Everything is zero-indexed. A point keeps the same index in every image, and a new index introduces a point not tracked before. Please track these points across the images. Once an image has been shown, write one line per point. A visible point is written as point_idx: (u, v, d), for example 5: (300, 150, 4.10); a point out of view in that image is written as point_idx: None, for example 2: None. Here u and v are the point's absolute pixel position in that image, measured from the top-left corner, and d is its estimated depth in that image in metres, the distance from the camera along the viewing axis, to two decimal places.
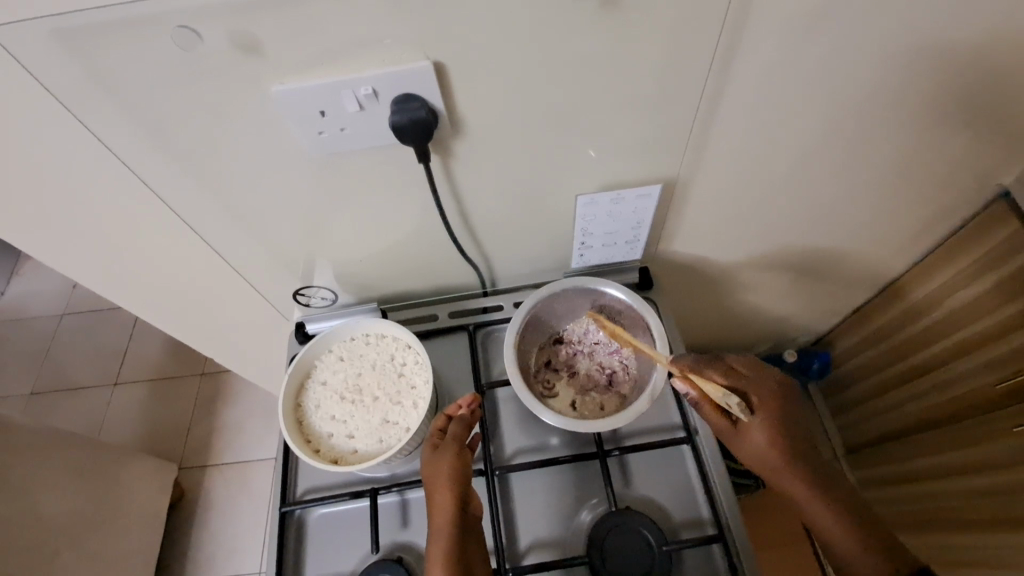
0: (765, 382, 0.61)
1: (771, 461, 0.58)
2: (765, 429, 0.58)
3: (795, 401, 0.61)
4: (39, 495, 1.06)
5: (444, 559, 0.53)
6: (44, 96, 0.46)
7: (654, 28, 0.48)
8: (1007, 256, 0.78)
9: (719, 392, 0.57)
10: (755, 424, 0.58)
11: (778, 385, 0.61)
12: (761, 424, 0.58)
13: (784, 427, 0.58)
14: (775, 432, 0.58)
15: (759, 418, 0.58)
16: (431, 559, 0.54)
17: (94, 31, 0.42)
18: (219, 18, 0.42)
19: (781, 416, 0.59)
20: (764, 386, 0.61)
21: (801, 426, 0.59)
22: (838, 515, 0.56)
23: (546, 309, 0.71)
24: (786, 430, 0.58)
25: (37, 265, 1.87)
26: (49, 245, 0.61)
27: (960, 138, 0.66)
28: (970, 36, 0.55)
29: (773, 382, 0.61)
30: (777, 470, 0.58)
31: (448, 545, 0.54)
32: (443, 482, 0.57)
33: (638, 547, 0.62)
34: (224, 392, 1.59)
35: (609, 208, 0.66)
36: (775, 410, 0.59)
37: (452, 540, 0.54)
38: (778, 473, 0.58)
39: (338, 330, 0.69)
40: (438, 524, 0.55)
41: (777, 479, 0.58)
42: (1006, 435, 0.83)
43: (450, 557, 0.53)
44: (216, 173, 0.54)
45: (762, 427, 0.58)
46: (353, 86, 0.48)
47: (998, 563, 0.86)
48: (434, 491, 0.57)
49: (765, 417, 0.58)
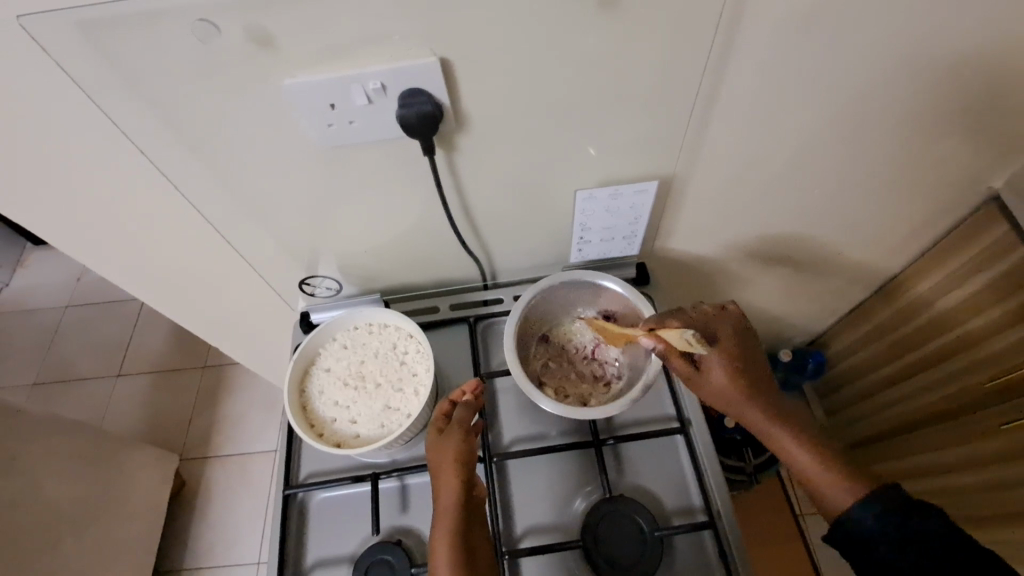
0: (724, 321, 0.63)
1: (732, 396, 0.59)
2: (725, 365, 0.60)
3: (750, 341, 0.63)
4: (41, 481, 1.08)
5: (448, 541, 0.54)
6: (67, 85, 0.48)
7: (653, 28, 0.50)
8: (996, 258, 0.80)
9: (680, 335, 0.59)
10: (714, 363, 0.60)
11: (733, 329, 0.63)
12: (721, 362, 0.60)
13: (739, 362, 0.60)
14: (734, 369, 0.60)
15: (719, 357, 0.60)
16: (435, 541, 0.55)
17: (114, 23, 0.44)
18: (236, 13, 0.44)
19: (738, 354, 0.61)
20: (721, 328, 0.62)
21: (754, 362, 0.61)
22: (804, 444, 0.57)
23: (546, 300, 0.73)
24: (743, 367, 0.60)
25: (43, 258, 1.89)
26: (63, 230, 0.62)
27: (946, 142, 0.68)
28: (955, 42, 0.56)
29: (730, 325, 0.63)
30: (739, 403, 0.59)
31: (451, 530, 0.55)
32: (450, 465, 0.59)
33: (630, 532, 0.64)
34: (226, 384, 1.60)
35: (608, 203, 0.68)
36: (733, 349, 0.61)
37: (456, 525, 0.56)
38: (741, 407, 0.59)
39: (342, 319, 0.71)
40: (443, 506, 0.57)
41: (742, 412, 0.60)
42: (993, 433, 0.85)
43: (456, 539, 0.55)
44: (226, 162, 0.56)
45: (721, 363, 0.60)
46: (361, 80, 0.50)
47: None
48: (440, 476, 0.59)
49: (723, 355, 0.60)
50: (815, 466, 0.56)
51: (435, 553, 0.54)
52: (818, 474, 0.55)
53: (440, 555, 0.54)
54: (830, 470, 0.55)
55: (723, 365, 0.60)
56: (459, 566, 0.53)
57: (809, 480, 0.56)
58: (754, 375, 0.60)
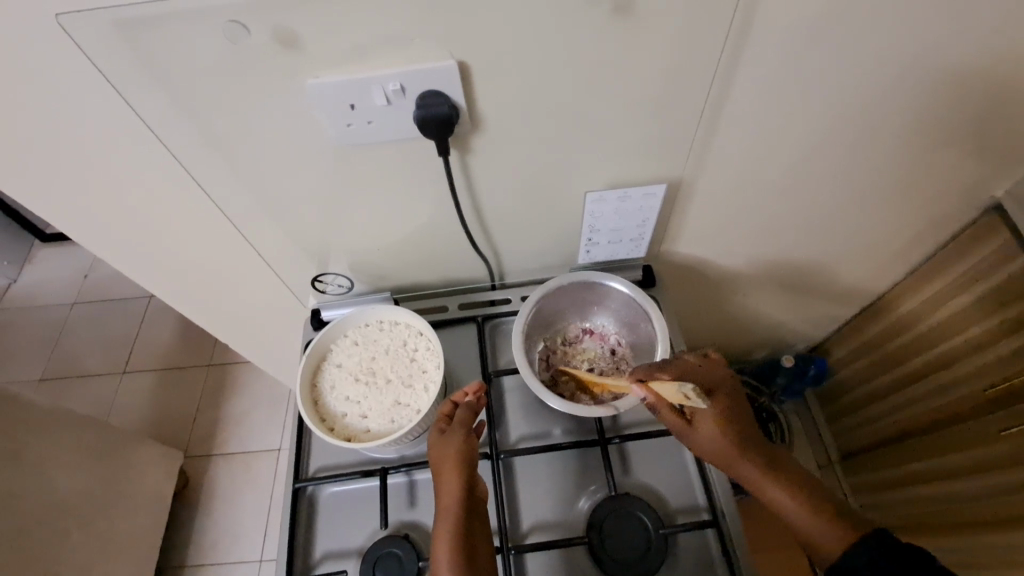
0: (716, 376, 0.63)
1: (722, 450, 0.59)
2: (717, 418, 0.60)
3: (742, 395, 0.62)
4: (47, 473, 1.09)
5: (450, 539, 0.55)
6: (98, 81, 0.49)
7: (663, 34, 0.51)
8: (997, 267, 0.81)
9: (675, 387, 0.58)
10: (706, 416, 0.60)
11: (726, 381, 0.62)
12: (712, 415, 0.60)
13: (732, 415, 0.60)
14: (725, 422, 0.59)
15: (711, 411, 0.60)
16: (437, 540, 0.55)
17: (145, 23, 0.45)
18: (263, 14, 0.45)
19: (731, 406, 0.61)
20: (714, 380, 0.62)
21: (747, 416, 0.61)
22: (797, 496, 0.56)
23: (558, 299, 0.74)
24: (736, 420, 0.60)
25: (52, 254, 1.91)
26: (83, 222, 0.64)
27: (953, 149, 0.69)
28: (960, 52, 0.58)
29: (722, 376, 0.63)
30: (729, 458, 0.59)
31: (453, 528, 0.55)
32: (451, 464, 0.59)
33: (634, 529, 0.65)
34: (231, 382, 1.62)
35: (616, 205, 0.69)
36: (726, 404, 0.60)
37: (459, 521, 0.56)
38: (732, 461, 0.59)
39: (352, 316, 0.72)
40: (444, 504, 0.57)
41: (732, 467, 0.59)
42: (994, 439, 0.85)
43: (458, 537, 0.55)
44: (246, 158, 0.57)
45: (712, 417, 0.59)
46: (382, 81, 0.51)
47: (996, 565, 0.87)
48: (442, 474, 0.59)
49: (715, 409, 0.60)
50: (806, 519, 0.55)
51: (438, 550, 0.55)
52: (811, 527, 0.55)
53: (442, 551, 0.54)
54: (824, 522, 0.54)
55: (714, 419, 0.60)
56: (460, 562, 0.53)
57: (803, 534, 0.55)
58: (747, 429, 0.60)
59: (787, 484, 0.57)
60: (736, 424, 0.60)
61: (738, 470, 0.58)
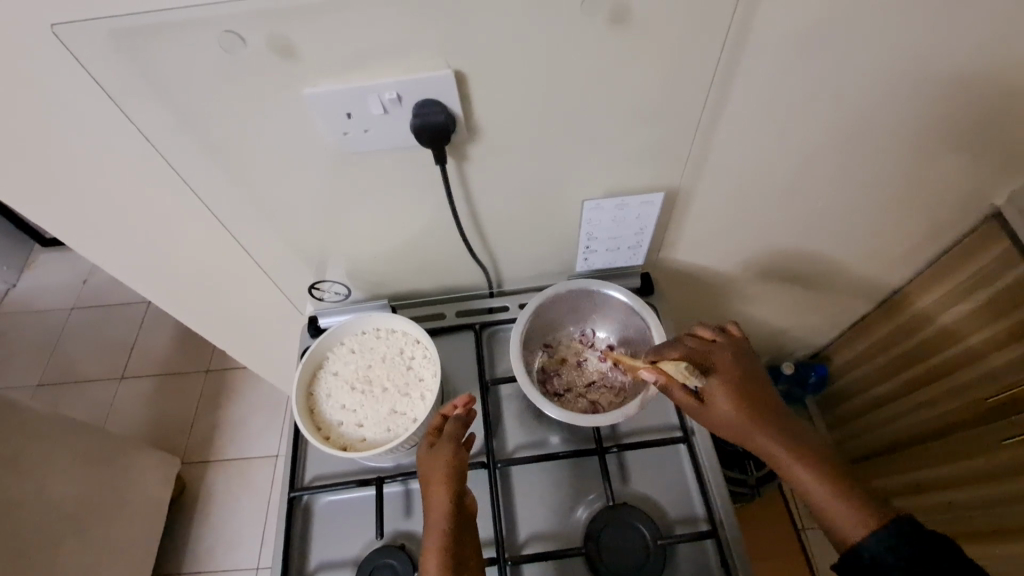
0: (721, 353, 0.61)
1: (740, 431, 0.57)
2: (729, 398, 0.58)
3: (756, 368, 0.61)
4: (44, 480, 1.08)
5: (436, 558, 0.54)
6: (93, 89, 0.49)
7: (661, 43, 0.51)
8: (997, 275, 0.80)
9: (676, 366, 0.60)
10: (717, 396, 0.58)
11: (733, 355, 0.61)
12: (723, 396, 0.58)
13: (745, 392, 0.58)
14: (738, 400, 0.58)
15: (722, 391, 0.58)
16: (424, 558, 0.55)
17: (143, 32, 0.45)
18: (260, 23, 0.45)
19: (741, 380, 0.59)
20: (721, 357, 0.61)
21: (762, 389, 0.59)
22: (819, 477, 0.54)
23: (556, 306, 0.74)
24: (749, 396, 0.58)
25: (52, 259, 1.91)
26: (78, 230, 0.64)
27: (952, 156, 0.69)
28: (960, 59, 0.57)
29: (731, 351, 0.62)
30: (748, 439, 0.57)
31: (440, 547, 0.55)
32: (439, 480, 0.58)
33: (632, 541, 0.64)
34: (229, 388, 1.61)
35: (614, 213, 0.69)
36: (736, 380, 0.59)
37: (445, 539, 0.55)
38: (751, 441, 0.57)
39: (350, 324, 0.72)
40: (432, 522, 0.57)
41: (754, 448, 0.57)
42: (995, 448, 0.85)
43: (445, 555, 0.54)
44: (243, 167, 0.57)
45: (723, 398, 0.58)
46: (378, 90, 0.51)
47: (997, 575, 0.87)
48: (430, 490, 0.58)
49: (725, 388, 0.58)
50: (829, 500, 0.53)
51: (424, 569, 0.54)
52: (835, 509, 0.53)
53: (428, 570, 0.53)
54: (847, 501, 0.53)
55: (726, 399, 0.58)
56: None
57: (829, 516, 0.53)
58: (763, 404, 0.58)
59: (809, 463, 0.55)
60: (750, 401, 0.58)
61: (759, 448, 0.56)
